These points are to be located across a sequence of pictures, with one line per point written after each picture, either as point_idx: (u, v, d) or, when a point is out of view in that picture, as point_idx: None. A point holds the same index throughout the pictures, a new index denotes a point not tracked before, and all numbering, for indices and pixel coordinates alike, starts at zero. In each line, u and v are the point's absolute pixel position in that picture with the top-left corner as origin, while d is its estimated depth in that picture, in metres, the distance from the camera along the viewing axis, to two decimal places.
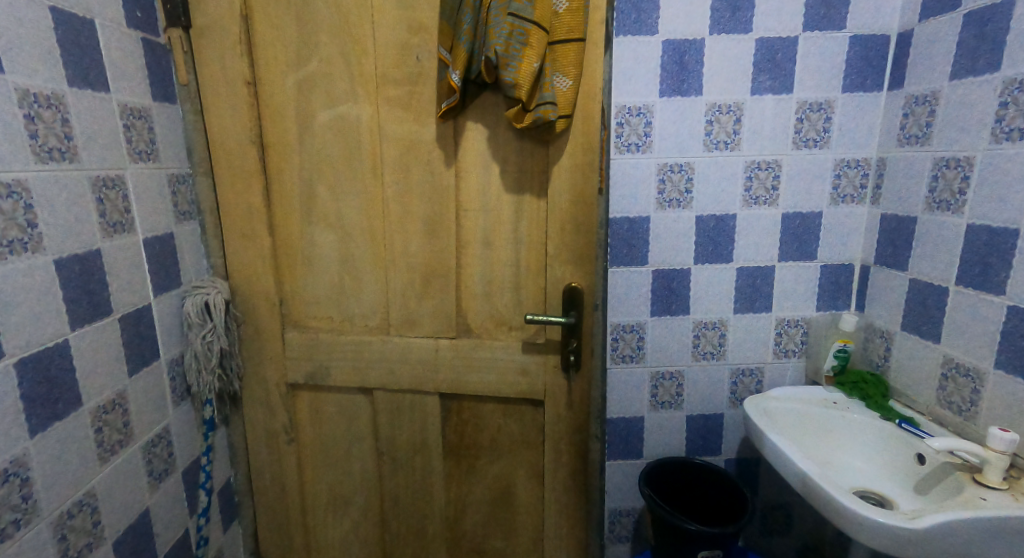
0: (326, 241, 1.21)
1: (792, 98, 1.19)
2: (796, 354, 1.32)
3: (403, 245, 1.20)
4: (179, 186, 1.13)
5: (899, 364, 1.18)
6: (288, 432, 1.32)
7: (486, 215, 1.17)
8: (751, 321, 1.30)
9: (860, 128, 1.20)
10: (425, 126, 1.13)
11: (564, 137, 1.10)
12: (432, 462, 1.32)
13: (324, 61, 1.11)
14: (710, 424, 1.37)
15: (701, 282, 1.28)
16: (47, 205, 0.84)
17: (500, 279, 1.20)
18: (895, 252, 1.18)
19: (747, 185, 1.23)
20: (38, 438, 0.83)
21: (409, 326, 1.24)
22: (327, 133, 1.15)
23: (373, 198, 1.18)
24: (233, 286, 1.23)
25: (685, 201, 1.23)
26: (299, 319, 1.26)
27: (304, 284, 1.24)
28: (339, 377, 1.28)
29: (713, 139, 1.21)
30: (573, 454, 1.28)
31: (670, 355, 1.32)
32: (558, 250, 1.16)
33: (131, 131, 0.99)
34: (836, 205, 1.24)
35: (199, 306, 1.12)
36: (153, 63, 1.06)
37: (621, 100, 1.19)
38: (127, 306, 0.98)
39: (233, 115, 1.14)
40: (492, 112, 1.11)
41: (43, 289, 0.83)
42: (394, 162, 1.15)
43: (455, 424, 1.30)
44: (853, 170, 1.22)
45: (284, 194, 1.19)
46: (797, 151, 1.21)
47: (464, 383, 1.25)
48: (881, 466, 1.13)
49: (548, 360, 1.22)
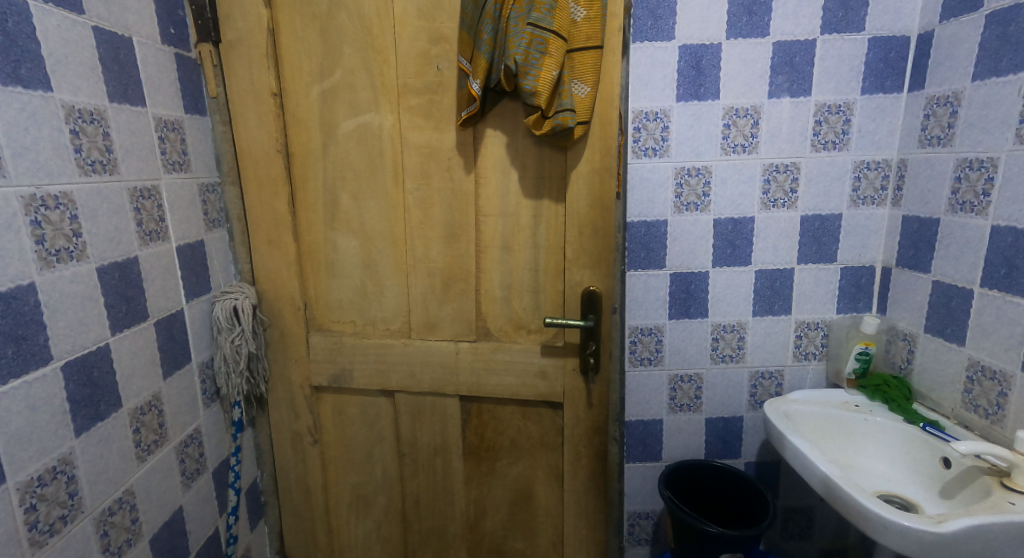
0: (349, 246, 1.24)
1: (810, 101, 1.19)
2: (815, 357, 1.32)
3: (424, 250, 1.22)
4: (208, 195, 1.17)
5: (922, 367, 1.17)
6: (312, 433, 1.35)
7: (506, 220, 1.19)
8: (769, 323, 1.30)
9: (880, 130, 1.20)
10: (446, 133, 1.16)
11: (581, 143, 1.12)
12: (452, 463, 1.34)
13: (347, 72, 1.15)
14: (729, 427, 1.37)
15: (719, 284, 1.28)
16: (91, 215, 0.88)
17: (519, 283, 1.22)
18: (917, 254, 1.17)
19: (765, 188, 1.23)
20: (82, 438, 0.86)
21: (430, 330, 1.27)
22: (350, 142, 1.19)
23: (395, 204, 1.21)
24: (260, 291, 1.27)
25: (703, 204, 1.24)
26: (323, 323, 1.29)
27: (327, 288, 1.27)
28: (361, 380, 1.31)
29: (731, 143, 1.21)
30: (592, 456, 1.29)
31: (688, 357, 1.33)
32: (575, 254, 1.18)
33: (165, 142, 1.03)
34: (857, 207, 1.23)
35: (228, 310, 1.15)
36: (185, 77, 1.10)
37: (638, 106, 1.20)
38: (161, 311, 1.02)
39: (259, 124, 1.18)
40: (511, 118, 1.14)
41: (86, 296, 0.87)
42: (415, 169, 1.18)
43: (475, 426, 1.32)
44: (874, 172, 1.22)
45: (309, 201, 1.23)
46: (815, 154, 1.21)
47: (484, 385, 1.27)
48: (905, 470, 1.11)
49: (567, 362, 1.24)
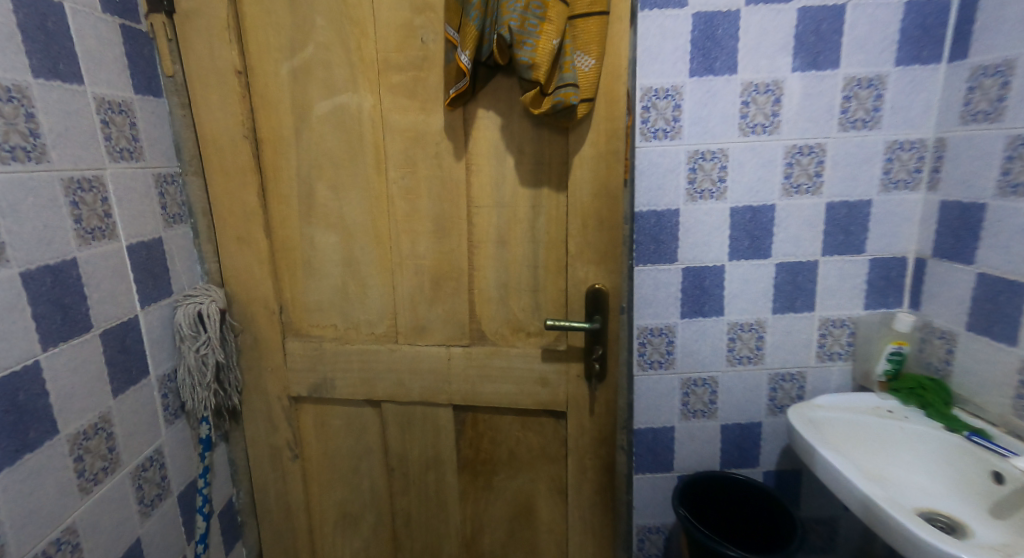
0: (328, 242, 1.12)
1: (838, 75, 1.07)
2: (841, 358, 1.21)
3: (411, 246, 1.10)
4: (167, 186, 1.04)
5: (963, 369, 1.05)
6: (292, 447, 1.23)
7: (501, 212, 1.07)
8: (791, 321, 1.19)
9: (915, 106, 1.08)
10: (432, 115, 1.03)
11: (586, 123, 1.00)
12: (446, 478, 1.23)
13: (320, 46, 1.02)
14: (746, 434, 1.26)
15: (735, 279, 1.17)
16: (12, 211, 0.75)
17: (516, 281, 1.10)
18: (958, 244, 1.05)
19: (787, 172, 1.11)
20: (5, 474, 0.74)
21: (419, 333, 1.15)
22: (326, 126, 1.06)
23: (378, 196, 1.09)
24: (230, 293, 1.14)
25: (718, 191, 1.12)
26: (301, 327, 1.17)
27: (305, 290, 1.15)
28: (345, 389, 1.19)
29: (750, 123, 1.09)
30: (599, 469, 1.18)
31: (702, 360, 1.21)
32: (579, 249, 1.06)
33: (110, 127, 0.90)
34: (888, 192, 1.12)
35: (191, 316, 1.03)
36: (134, 53, 0.97)
37: (647, 82, 1.08)
38: (109, 320, 0.89)
39: (223, 107, 1.05)
40: (506, 98, 1.01)
41: (8, 306, 0.74)
42: (400, 156, 1.06)
43: (470, 438, 1.20)
44: (907, 153, 1.10)
45: (282, 193, 1.10)
46: (843, 133, 1.09)
47: (479, 393, 1.16)
48: (947, 483, 1.00)
49: (571, 368, 1.12)
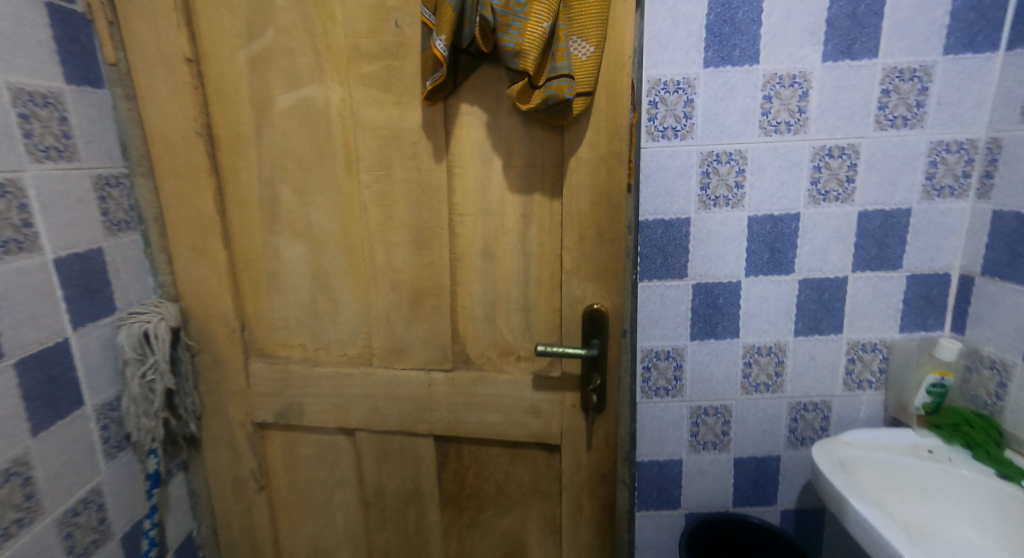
0: (294, 253, 1.00)
1: (876, 65, 0.93)
2: (872, 386, 1.07)
3: (386, 259, 0.98)
4: (109, 189, 0.92)
5: (1019, 406, 0.92)
6: (257, 479, 1.11)
7: (487, 220, 0.94)
8: (815, 344, 1.06)
9: (965, 101, 0.93)
10: (409, 111, 0.91)
11: (583, 121, 0.87)
12: (427, 514, 1.10)
13: (282, 31, 0.90)
14: (763, 469, 1.12)
15: (753, 297, 1.03)
16: None
17: (505, 299, 0.98)
18: (1014, 261, 0.91)
19: (815, 176, 0.98)
20: None
21: (396, 356, 1.02)
22: (289, 122, 0.94)
23: (349, 201, 0.96)
24: (186, 309, 1.02)
25: (735, 198, 0.99)
26: (265, 347, 1.05)
27: (269, 305, 1.03)
28: (315, 416, 1.07)
29: (773, 120, 0.95)
30: (597, 508, 1.05)
31: (713, 387, 1.08)
32: (576, 264, 0.93)
33: (31, 122, 0.79)
34: (931, 200, 0.98)
35: (136, 337, 0.92)
36: (65, 38, 0.85)
37: (654, 73, 0.94)
38: (28, 344, 0.79)
39: (172, 100, 0.93)
40: (493, 91, 0.88)
41: None
42: (373, 157, 0.93)
43: (454, 471, 1.08)
44: (954, 155, 0.96)
45: (242, 197, 0.98)
46: (880, 133, 0.95)
47: (464, 423, 1.03)
48: (1002, 542, 0.86)
49: (566, 398, 1.00)
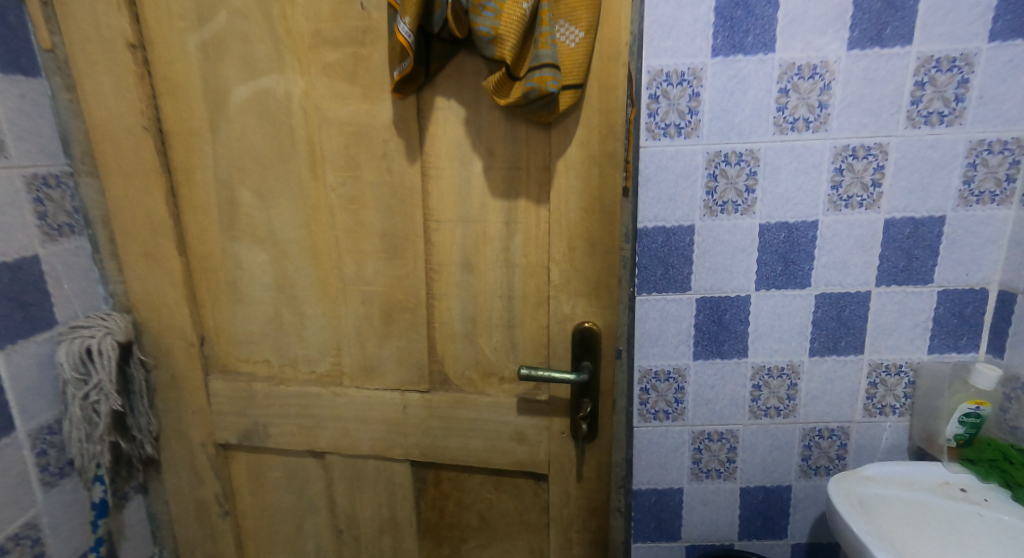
0: (255, 262, 0.91)
1: (910, 53, 0.81)
2: (895, 412, 0.96)
3: (355, 270, 0.88)
4: (48, 189, 0.84)
5: None
6: (221, 503, 1.03)
7: (467, 228, 0.84)
8: (833, 366, 0.95)
9: (1011, 95, 0.82)
10: (377, 105, 0.81)
11: (572, 117, 0.77)
12: (404, 545, 1.02)
13: (235, 14, 0.80)
14: (773, 500, 1.02)
15: (764, 313, 0.93)
16: None
17: (486, 315, 0.88)
18: None
19: (836, 180, 0.86)
20: None
21: (368, 375, 0.93)
22: (246, 117, 0.84)
23: (314, 205, 0.87)
24: (140, 321, 0.94)
25: (746, 203, 0.88)
26: (227, 363, 0.96)
27: (230, 318, 0.94)
28: (281, 438, 0.98)
29: (789, 116, 0.84)
30: (588, 542, 0.97)
31: (718, 411, 0.98)
32: (565, 277, 0.83)
33: None
34: (968, 207, 0.86)
35: (76, 355, 0.84)
36: None
37: (656, 63, 0.83)
38: None
39: (117, 92, 0.84)
40: (472, 83, 0.78)
41: None
42: (338, 156, 0.84)
43: (433, 499, 0.99)
44: (997, 156, 0.84)
45: (197, 200, 0.89)
46: (911, 130, 0.84)
47: (442, 449, 0.94)
48: None
49: (553, 424, 0.91)
